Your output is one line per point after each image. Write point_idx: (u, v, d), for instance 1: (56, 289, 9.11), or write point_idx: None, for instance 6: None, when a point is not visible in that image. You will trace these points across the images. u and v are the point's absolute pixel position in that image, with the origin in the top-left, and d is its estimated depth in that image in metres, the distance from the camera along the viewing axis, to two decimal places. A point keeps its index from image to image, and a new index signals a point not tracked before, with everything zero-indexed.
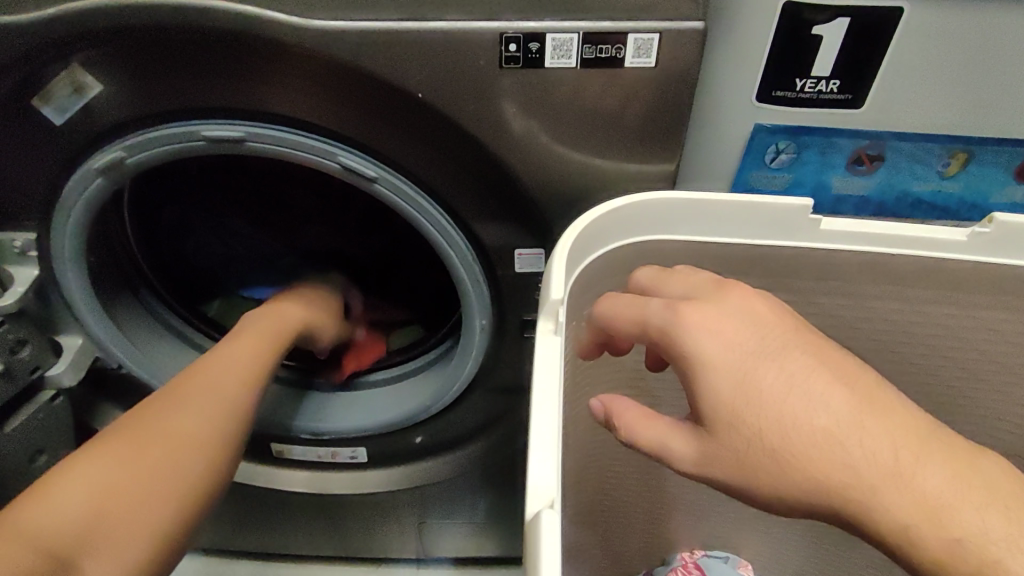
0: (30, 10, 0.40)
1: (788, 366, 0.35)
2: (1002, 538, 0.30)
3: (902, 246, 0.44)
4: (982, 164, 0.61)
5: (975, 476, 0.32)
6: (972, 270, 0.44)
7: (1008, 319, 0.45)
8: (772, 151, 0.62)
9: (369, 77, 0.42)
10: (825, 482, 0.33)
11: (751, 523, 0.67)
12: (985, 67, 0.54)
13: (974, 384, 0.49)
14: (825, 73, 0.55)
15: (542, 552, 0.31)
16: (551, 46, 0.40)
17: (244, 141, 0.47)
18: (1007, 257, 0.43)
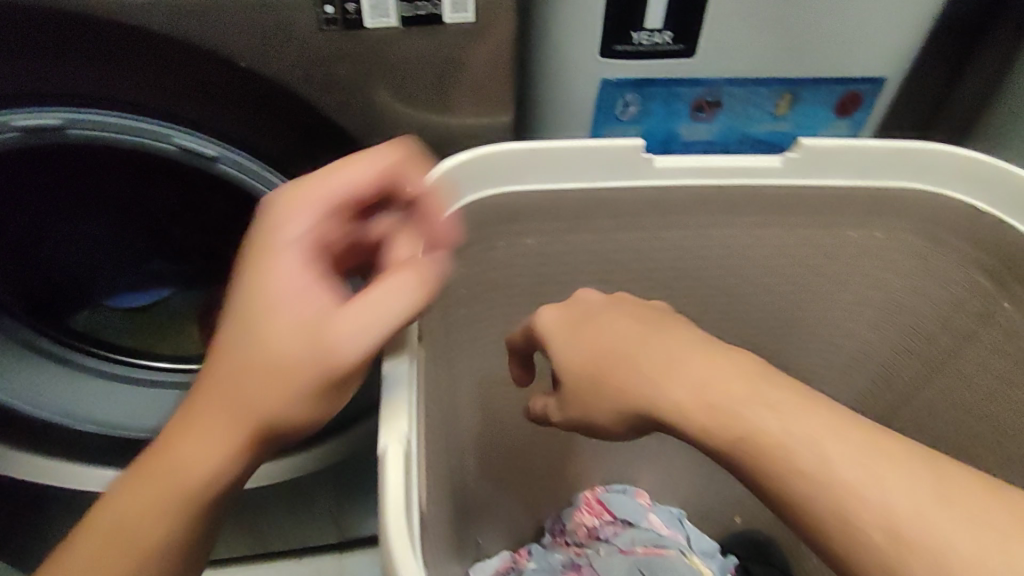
0: None
1: (600, 317, 0.41)
2: (747, 398, 0.33)
3: (725, 177, 0.47)
4: (806, 104, 0.67)
5: (729, 362, 0.35)
6: (790, 191, 0.48)
7: (821, 232, 0.51)
8: (622, 104, 0.65)
9: (183, 48, 0.41)
10: (620, 393, 0.38)
11: (639, 456, 0.71)
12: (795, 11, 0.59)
13: (798, 291, 0.55)
14: (657, 24, 0.58)
15: (388, 485, 0.34)
16: (368, 6, 0.41)
17: (64, 128, 0.46)
18: (814, 178, 0.47)
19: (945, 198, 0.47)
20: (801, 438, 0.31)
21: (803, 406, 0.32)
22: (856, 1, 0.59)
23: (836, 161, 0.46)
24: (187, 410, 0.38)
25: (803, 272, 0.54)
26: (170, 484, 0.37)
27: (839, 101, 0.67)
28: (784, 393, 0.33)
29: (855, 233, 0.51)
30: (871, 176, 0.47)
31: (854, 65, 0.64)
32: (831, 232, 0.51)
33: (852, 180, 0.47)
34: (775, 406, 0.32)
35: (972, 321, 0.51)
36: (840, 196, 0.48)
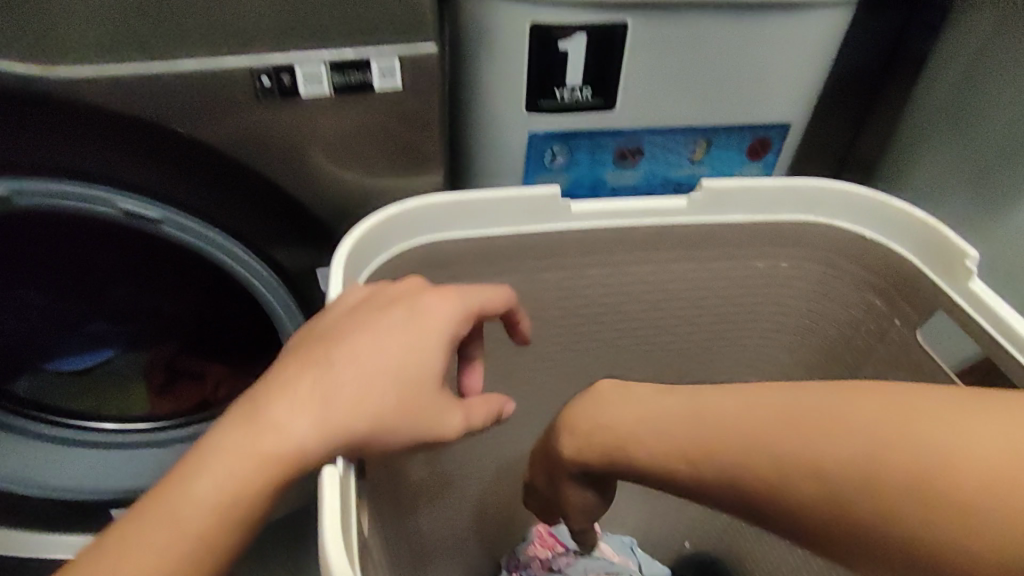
0: None
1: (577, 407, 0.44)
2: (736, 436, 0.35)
3: (639, 217, 0.51)
4: (720, 148, 0.73)
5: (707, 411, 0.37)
6: (699, 228, 0.53)
7: (732, 264, 0.56)
8: (550, 154, 0.70)
9: (128, 119, 0.44)
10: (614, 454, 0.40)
11: None
12: (701, 66, 0.65)
13: (717, 320, 0.60)
14: (577, 81, 0.63)
15: (325, 509, 0.36)
16: (302, 77, 0.44)
17: (11, 197, 0.48)
18: (718, 214, 0.52)
19: (838, 227, 0.52)
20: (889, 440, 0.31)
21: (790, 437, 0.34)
22: (755, 55, 0.65)
23: (734, 197, 0.51)
24: (214, 447, 0.35)
25: (722, 302, 0.58)
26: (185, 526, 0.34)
27: (750, 145, 0.74)
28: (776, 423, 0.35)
29: (763, 263, 0.56)
30: (769, 212, 0.52)
31: (759, 113, 0.70)
32: (742, 264, 0.56)
33: (749, 215, 0.52)
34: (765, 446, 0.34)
35: (880, 336, 0.56)
36: (746, 230, 0.53)
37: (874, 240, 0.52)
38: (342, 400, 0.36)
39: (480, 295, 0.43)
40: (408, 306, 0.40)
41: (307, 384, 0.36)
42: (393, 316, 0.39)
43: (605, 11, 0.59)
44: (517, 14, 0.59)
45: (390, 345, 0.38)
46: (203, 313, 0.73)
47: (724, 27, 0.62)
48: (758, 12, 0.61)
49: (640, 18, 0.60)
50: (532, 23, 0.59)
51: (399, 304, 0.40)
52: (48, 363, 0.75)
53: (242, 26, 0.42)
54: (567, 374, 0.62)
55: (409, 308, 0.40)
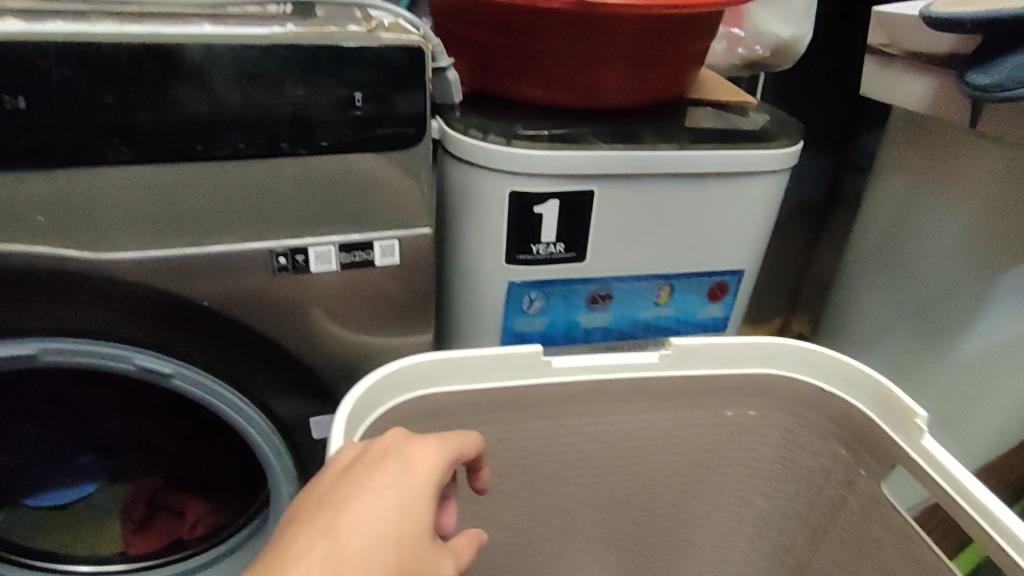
0: None
1: None
2: None
3: (614, 370, 0.57)
4: (682, 292, 0.79)
5: None
6: (669, 380, 0.58)
7: (698, 409, 0.61)
8: (528, 300, 0.75)
9: (156, 291, 0.48)
10: None
11: None
12: (660, 225, 0.73)
13: (688, 461, 0.64)
14: (551, 238, 0.70)
15: None
16: (314, 257, 0.50)
17: (36, 355, 0.50)
18: (684, 369, 0.58)
19: (800, 379, 0.58)
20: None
21: None
22: (705, 214, 0.74)
23: (699, 353, 0.58)
24: None
25: (691, 444, 0.63)
26: None
27: (709, 289, 0.80)
28: None
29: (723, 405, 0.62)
30: (728, 365, 0.58)
31: (715, 261, 0.77)
32: (705, 409, 0.61)
33: (716, 368, 0.58)
34: None
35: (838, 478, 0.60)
36: (712, 382, 0.59)
37: (834, 394, 0.57)
38: (370, 551, 0.36)
39: (456, 445, 0.45)
40: (397, 460, 0.41)
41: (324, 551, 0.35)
42: (388, 469, 0.40)
43: (574, 181, 0.67)
44: (500, 182, 0.67)
45: (384, 507, 0.38)
46: (194, 445, 0.76)
47: (682, 189, 0.71)
48: (707, 179, 0.71)
49: (604, 184, 0.69)
50: (512, 189, 0.67)
51: (390, 458, 0.41)
52: (28, 498, 0.76)
53: (268, 215, 0.48)
54: (546, 519, 0.65)
55: (399, 462, 0.41)
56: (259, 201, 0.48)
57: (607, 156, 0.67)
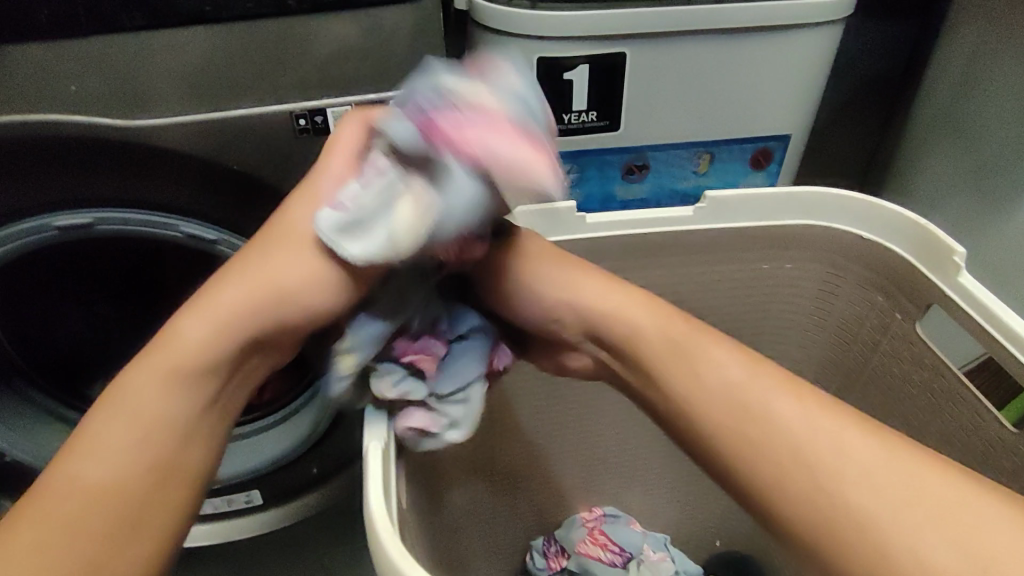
0: None
1: (806, 401, 0.40)
2: (879, 454, 0.37)
3: (651, 226, 0.56)
4: (723, 161, 0.74)
5: (850, 430, 0.38)
6: (712, 235, 0.57)
7: (742, 262, 0.59)
8: (560, 174, 0.72)
9: (187, 157, 0.51)
10: (836, 462, 0.37)
11: (631, 484, 0.73)
12: (708, 85, 0.67)
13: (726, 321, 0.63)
14: (583, 106, 0.66)
15: (370, 475, 0.41)
16: (332, 117, 0.52)
17: (93, 225, 0.55)
18: (720, 222, 0.57)
19: (878, 243, 0.55)
20: (756, 371, 0.42)
21: (843, 429, 0.39)
22: (756, 72, 0.67)
23: (735, 205, 0.56)
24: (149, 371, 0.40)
25: (733, 305, 0.62)
26: (153, 421, 0.39)
27: (752, 156, 0.75)
28: (877, 445, 0.38)
29: (770, 264, 0.60)
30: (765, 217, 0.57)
31: (764, 125, 0.72)
32: (752, 261, 0.59)
33: (751, 221, 0.57)
34: (870, 468, 0.36)
35: (883, 330, 0.58)
36: (750, 235, 0.58)
37: (873, 241, 0.55)
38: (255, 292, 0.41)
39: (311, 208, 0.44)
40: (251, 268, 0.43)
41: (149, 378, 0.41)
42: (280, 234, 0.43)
43: (606, 44, 0.63)
44: (526, 48, 0.63)
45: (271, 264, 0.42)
46: None
47: (726, 43, 0.65)
48: (757, 34, 0.65)
49: (636, 44, 0.64)
50: (539, 58, 0.63)
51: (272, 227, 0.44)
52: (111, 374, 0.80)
53: (286, 77, 0.50)
54: (594, 388, 0.65)
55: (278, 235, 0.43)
56: (274, 63, 0.49)
57: (638, 16, 0.61)
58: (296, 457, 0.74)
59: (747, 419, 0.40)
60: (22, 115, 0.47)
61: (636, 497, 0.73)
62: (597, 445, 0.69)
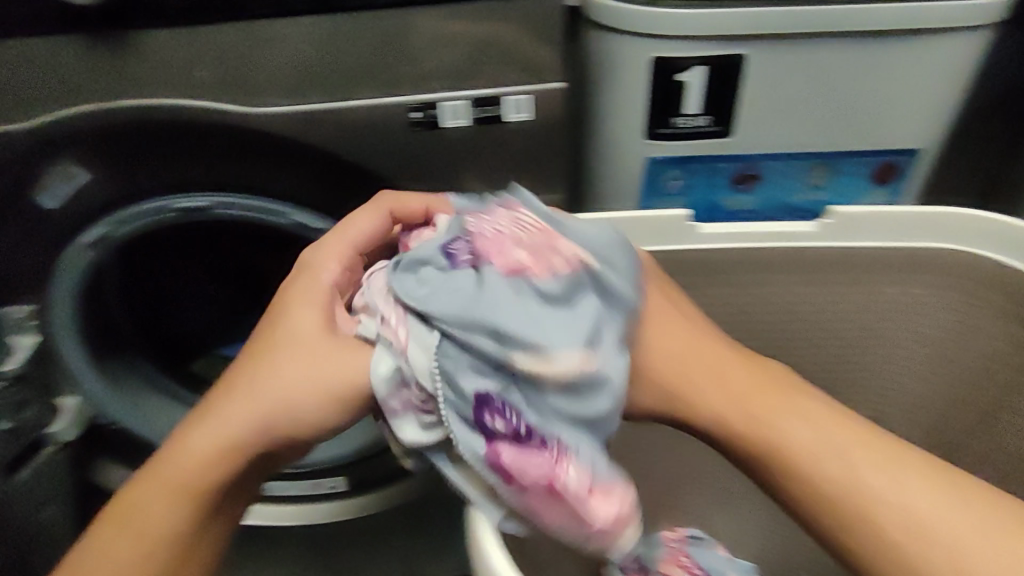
0: (46, 111, 0.50)
1: (811, 416, 0.42)
2: (891, 475, 0.39)
3: (766, 239, 0.54)
4: (843, 173, 0.68)
5: (857, 443, 0.40)
6: (831, 252, 0.54)
7: (862, 282, 0.56)
8: (664, 179, 0.68)
9: (301, 145, 0.52)
10: (843, 490, 0.40)
11: (717, 506, 0.70)
12: (834, 94, 0.62)
13: (838, 344, 0.60)
14: (696, 109, 0.62)
15: (468, 487, 0.45)
16: (447, 111, 0.51)
17: (211, 209, 0.57)
18: (843, 240, 0.54)
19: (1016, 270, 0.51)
20: (810, 423, 0.41)
21: (850, 441, 0.40)
22: (890, 83, 0.61)
23: (864, 221, 0.53)
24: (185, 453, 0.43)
25: (848, 327, 0.58)
26: (188, 498, 0.43)
27: (876, 171, 0.68)
28: (887, 455, 0.40)
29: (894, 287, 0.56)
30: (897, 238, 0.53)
31: (895, 139, 0.65)
32: (873, 282, 0.56)
33: (879, 241, 0.53)
34: (894, 483, 0.38)
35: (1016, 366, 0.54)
36: (872, 255, 0.54)
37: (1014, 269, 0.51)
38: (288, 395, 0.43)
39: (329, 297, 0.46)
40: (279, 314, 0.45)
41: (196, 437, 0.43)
42: (302, 321, 0.45)
43: (727, 43, 0.58)
44: (640, 47, 0.59)
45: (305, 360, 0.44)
46: None
47: (860, 48, 0.59)
48: (898, 40, 0.59)
49: (761, 45, 0.59)
50: (653, 58, 0.60)
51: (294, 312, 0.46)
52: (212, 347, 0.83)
53: (403, 69, 0.49)
54: None
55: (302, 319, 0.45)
56: (394, 54, 0.49)
57: (767, 15, 0.56)
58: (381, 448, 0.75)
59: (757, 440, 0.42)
60: (155, 99, 0.49)
61: (726, 522, 0.70)
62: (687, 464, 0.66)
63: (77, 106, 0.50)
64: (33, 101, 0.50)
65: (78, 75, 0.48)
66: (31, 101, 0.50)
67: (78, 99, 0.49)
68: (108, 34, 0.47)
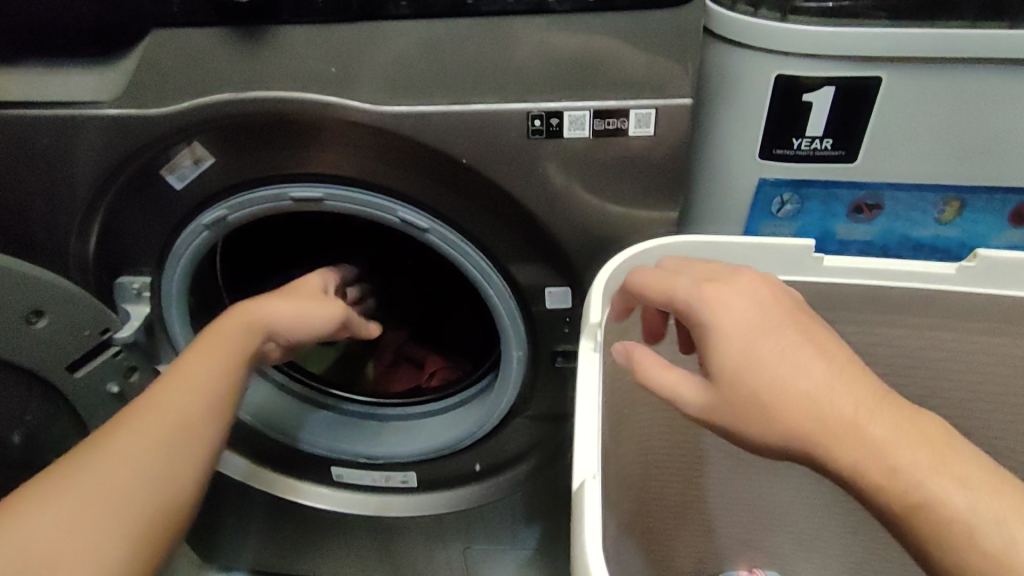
0: (179, 100, 0.52)
1: (897, 420, 0.38)
2: (989, 499, 0.35)
3: (900, 278, 0.52)
4: (976, 210, 0.64)
5: (945, 450, 0.37)
6: (967, 298, 0.52)
7: (987, 326, 0.54)
8: (778, 202, 0.65)
9: (417, 144, 0.52)
10: (944, 506, 0.36)
11: (803, 546, 0.67)
12: (975, 124, 0.58)
13: (947, 386, 0.58)
14: (818, 132, 0.59)
15: (585, 517, 0.40)
16: (568, 120, 0.50)
17: (322, 200, 0.58)
18: (991, 288, 0.51)
19: None
20: (964, 485, 0.36)
21: (937, 449, 0.37)
22: None
23: (1018, 269, 0.50)
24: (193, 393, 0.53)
25: (962, 370, 0.56)
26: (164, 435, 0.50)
27: (1015, 210, 0.63)
28: (977, 470, 0.36)
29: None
30: None
31: None
32: (997, 327, 0.53)
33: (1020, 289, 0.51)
34: (993, 509, 0.35)
35: None
36: (1005, 300, 0.52)
37: None
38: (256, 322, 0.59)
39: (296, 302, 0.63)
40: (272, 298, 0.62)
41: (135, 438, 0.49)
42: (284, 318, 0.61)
43: (860, 64, 0.55)
44: (764, 64, 0.57)
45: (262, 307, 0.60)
46: None
47: (1009, 77, 0.55)
48: None
49: (898, 68, 0.55)
50: (778, 75, 0.57)
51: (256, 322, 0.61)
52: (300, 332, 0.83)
53: (527, 78, 0.50)
54: None
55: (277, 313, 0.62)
56: (515, 72, 0.50)
57: (907, 35, 0.53)
58: (455, 449, 0.72)
59: (841, 435, 0.38)
60: (283, 92, 0.51)
61: (806, 562, 0.68)
62: (779, 501, 0.63)
63: (208, 97, 0.52)
64: (168, 86, 0.52)
65: (217, 69, 0.52)
66: (165, 87, 0.52)
67: (210, 90, 0.52)
68: (250, 31, 0.51)
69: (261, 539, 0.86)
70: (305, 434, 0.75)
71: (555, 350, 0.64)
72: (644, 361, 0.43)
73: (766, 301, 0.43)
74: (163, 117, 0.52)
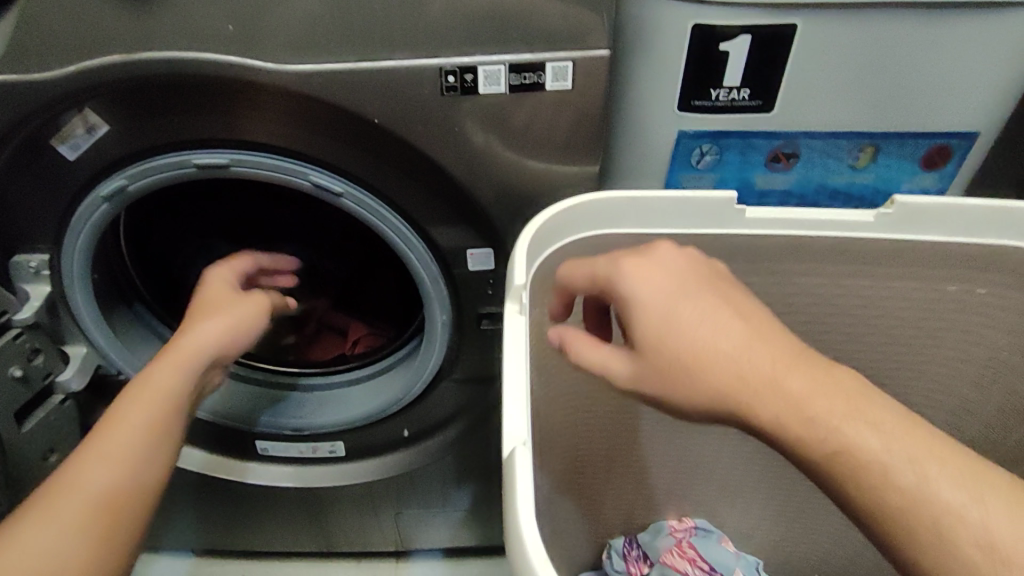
0: (62, 62, 0.48)
1: (812, 374, 0.39)
2: (900, 442, 0.36)
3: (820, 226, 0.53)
4: (888, 156, 0.65)
5: (859, 400, 0.38)
6: (876, 242, 0.54)
7: (896, 268, 0.55)
8: (697, 154, 0.65)
9: (325, 105, 0.50)
10: (859, 451, 0.37)
11: (730, 490, 0.69)
12: (885, 71, 0.59)
13: (862, 329, 0.59)
14: (735, 82, 0.59)
15: (516, 482, 0.40)
16: (483, 76, 0.49)
17: (228, 167, 0.55)
18: (899, 233, 0.53)
19: None
20: (877, 429, 0.37)
21: (850, 399, 0.38)
22: (943, 62, 0.58)
23: (929, 213, 0.52)
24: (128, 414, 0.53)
25: (875, 313, 0.58)
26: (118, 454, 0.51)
27: (925, 154, 0.65)
28: (889, 415, 0.37)
29: (938, 280, 0.55)
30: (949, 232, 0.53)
31: (947, 122, 0.62)
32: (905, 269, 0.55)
33: (924, 233, 0.53)
34: (903, 449, 0.36)
35: None
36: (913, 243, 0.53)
37: None
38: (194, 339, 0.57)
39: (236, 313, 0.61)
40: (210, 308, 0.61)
41: (72, 482, 0.48)
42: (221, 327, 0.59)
43: (775, 12, 0.55)
44: (680, 13, 0.56)
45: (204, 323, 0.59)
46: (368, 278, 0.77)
47: (917, 23, 0.56)
48: (956, 16, 0.55)
49: (811, 15, 0.55)
50: (694, 24, 0.56)
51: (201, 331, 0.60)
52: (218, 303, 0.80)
53: (437, 34, 0.48)
54: None
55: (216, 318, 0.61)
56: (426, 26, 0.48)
57: None
58: (385, 416, 0.71)
59: (765, 394, 0.39)
60: (177, 52, 0.47)
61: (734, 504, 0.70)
62: (705, 447, 0.65)
63: (94, 58, 0.47)
64: (48, 47, 0.48)
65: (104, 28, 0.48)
66: (45, 48, 0.48)
67: (96, 50, 0.47)
68: None
69: (189, 518, 0.83)
70: (227, 411, 0.73)
71: (481, 313, 0.64)
72: (574, 343, 0.44)
73: (683, 270, 0.44)
74: (45, 81, 0.48)
